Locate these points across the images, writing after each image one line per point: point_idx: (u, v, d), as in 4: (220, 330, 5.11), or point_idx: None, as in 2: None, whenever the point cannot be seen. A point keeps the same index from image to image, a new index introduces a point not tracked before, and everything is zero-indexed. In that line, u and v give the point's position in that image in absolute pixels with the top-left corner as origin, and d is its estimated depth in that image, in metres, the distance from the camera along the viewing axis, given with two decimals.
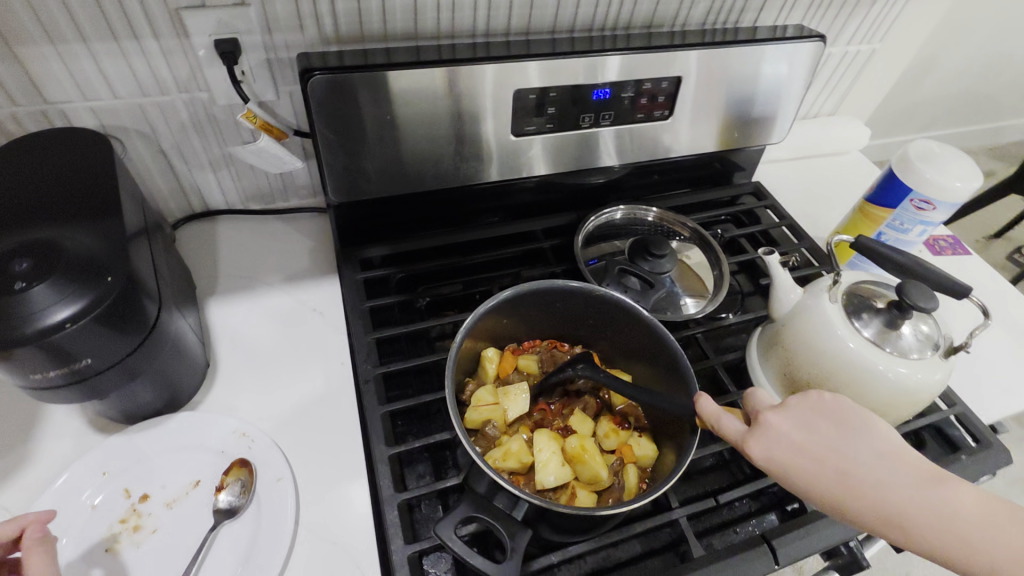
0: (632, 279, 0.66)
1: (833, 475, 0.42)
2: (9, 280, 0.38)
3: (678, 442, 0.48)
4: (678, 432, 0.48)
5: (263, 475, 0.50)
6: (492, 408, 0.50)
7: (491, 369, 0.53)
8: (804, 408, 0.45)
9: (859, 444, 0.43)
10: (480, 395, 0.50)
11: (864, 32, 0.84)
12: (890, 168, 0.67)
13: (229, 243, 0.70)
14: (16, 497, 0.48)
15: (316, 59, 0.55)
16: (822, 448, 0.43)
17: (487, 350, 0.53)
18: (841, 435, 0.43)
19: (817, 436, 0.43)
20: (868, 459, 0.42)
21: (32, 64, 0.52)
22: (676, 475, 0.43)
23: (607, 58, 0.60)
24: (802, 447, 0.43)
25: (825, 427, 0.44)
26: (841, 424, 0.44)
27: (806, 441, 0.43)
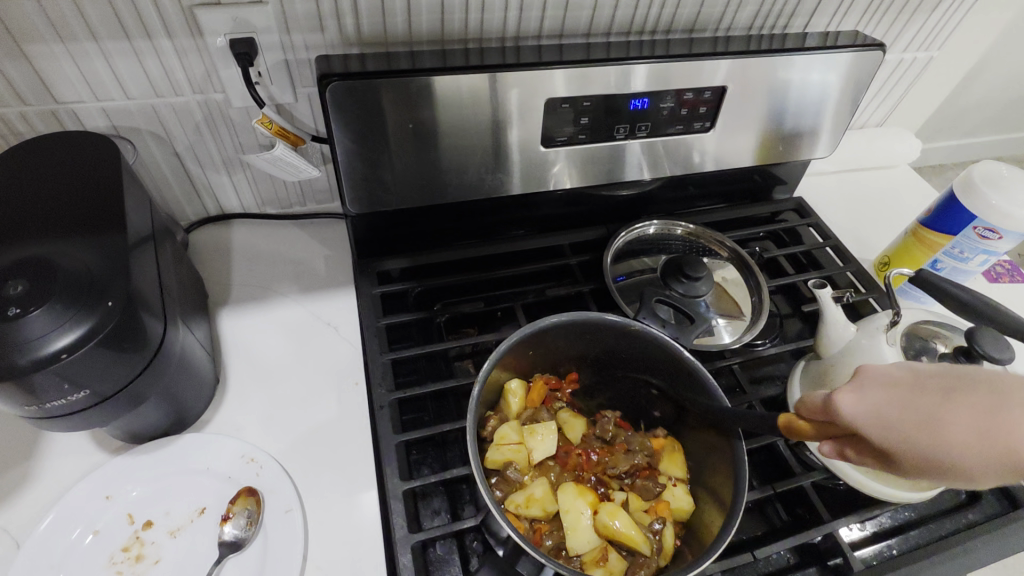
0: (664, 309, 0.61)
1: (877, 429, 0.33)
2: (2, 305, 0.35)
3: (720, 497, 0.44)
4: (721, 487, 0.45)
5: (271, 504, 0.48)
6: (515, 449, 0.47)
7: (515, 403, 0.49)
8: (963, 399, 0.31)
9: (941, 408, 0.32)
10: (503, 433, 0.47)
11: (923, 38, 0.78)
12: (951, 191, 0.62)
13: (244, 249, 0.67)
14: (17, 517, 0.46)
15: (337, 63, 0.52)
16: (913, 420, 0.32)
17: (512, 382, 0.50)
18: (945, 403, 0.32)
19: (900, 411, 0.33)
20: (925, 419, 0.31)
21: (40, 62, 0.50)
22: (719, 546, 0.39)
23: (647, 66, 0.56)
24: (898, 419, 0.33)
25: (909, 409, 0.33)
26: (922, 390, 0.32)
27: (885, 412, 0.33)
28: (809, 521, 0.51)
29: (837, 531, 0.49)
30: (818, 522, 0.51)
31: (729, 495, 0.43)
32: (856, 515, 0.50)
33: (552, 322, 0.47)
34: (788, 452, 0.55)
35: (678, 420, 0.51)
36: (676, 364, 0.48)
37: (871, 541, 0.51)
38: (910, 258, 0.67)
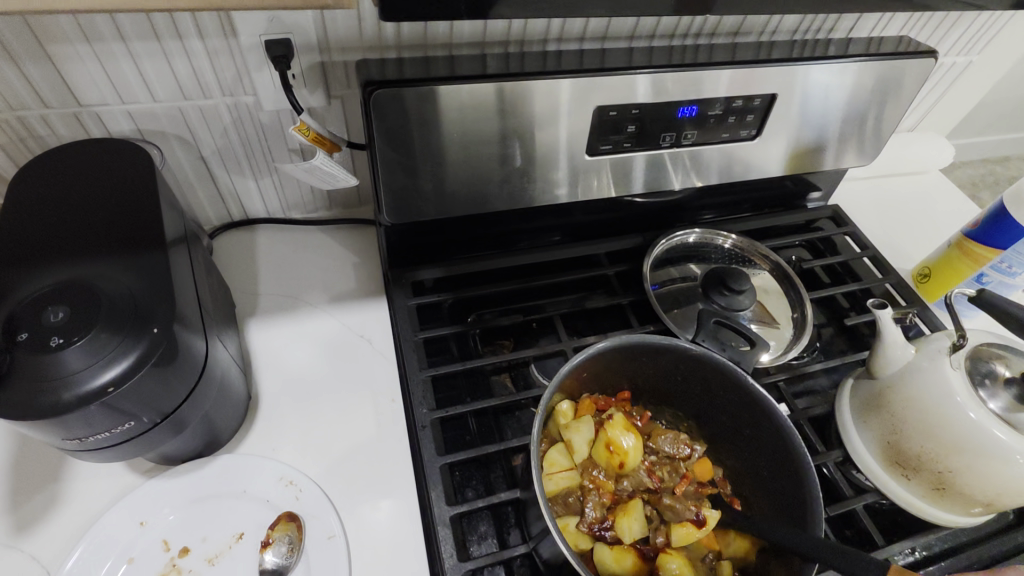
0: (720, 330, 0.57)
1: None
2: (44, 334, 0.34)
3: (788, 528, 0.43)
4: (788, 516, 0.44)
5: (313, 530, 0.46)
6: (567, 476, 0.46)
7: (565, 424, 0.47)
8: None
9: None
10: (553, 460, 0.46)
11: (964, 43, 0.76)
12: (1000, 204, 0.61)
13: (269, 256, 0.65)
14: (46, 544, 0.44)
15: (377, 68, 0.49)
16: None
17: (562, 403, 0.48)
18: None
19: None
20: None
21: (65, 64, 0.47)
22: None
23: (697, 73, 0.54)
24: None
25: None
26: None
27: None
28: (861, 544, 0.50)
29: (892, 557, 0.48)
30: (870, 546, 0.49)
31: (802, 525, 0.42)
32: (910, 539, 0.49)
33: (610, 344, 0.46)
34: (838, 475, 0.53)
35: (730, 443, 0.51)
36: (735, 388, 0.47)
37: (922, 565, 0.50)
38: (953, 270, 0.66)
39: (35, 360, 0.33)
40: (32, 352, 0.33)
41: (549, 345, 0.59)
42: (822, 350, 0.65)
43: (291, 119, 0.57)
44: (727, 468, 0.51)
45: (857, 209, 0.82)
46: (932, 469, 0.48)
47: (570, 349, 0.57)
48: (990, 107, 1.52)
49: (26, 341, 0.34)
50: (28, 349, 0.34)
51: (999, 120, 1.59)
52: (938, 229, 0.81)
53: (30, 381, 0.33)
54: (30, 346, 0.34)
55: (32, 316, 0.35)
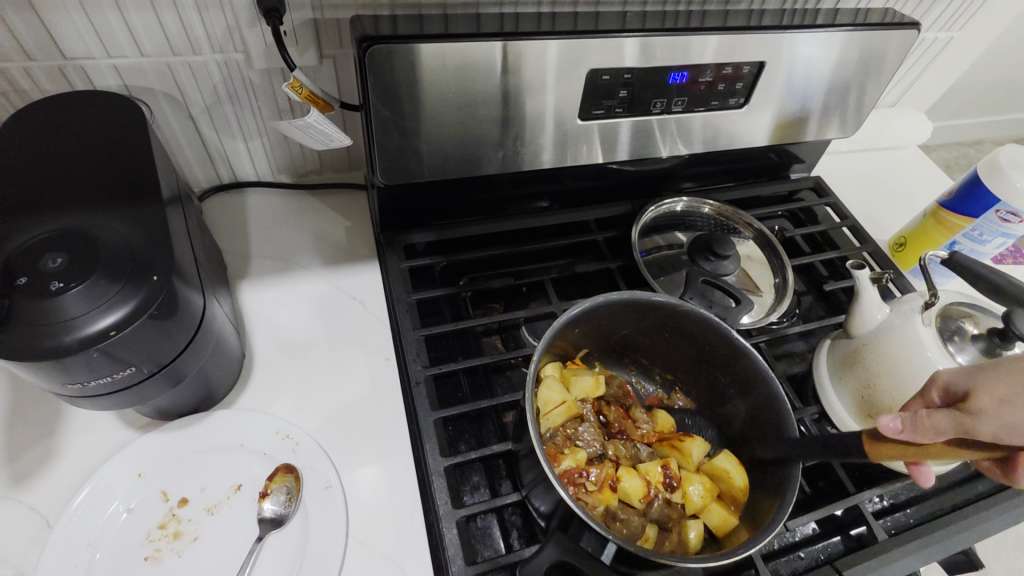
0: (714, 292, 0.61)
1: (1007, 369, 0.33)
2: (43, 280, 0.34)
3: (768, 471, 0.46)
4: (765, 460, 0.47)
5: (311, 482, 0.47)
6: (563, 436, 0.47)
7: (554, 386, 0.48)
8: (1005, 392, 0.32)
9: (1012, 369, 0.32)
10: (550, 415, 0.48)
11: (947, 18, 0.78)
12: (975, 174, 0.63)
13: (259, 218, 0.65)
14: (43, 496, 0.44)
15: (370, 24, 0.49)
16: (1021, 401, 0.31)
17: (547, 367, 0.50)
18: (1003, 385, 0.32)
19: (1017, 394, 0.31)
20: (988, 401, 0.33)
21: (49, 13, 0.46)
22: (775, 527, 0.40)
23: (690, 38, 0.55)
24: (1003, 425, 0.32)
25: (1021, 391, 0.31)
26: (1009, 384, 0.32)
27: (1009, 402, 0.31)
28: (833, 494, 0.53)
29: (863, 503, 0.51)
30: (842, 495, 0.52)
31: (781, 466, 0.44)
32: (880, 488, 0.52)
33: (605, 300, 0.47)
34: (814, 430, 0.56)
35: (722, 399, 0.53)
36: (720, 344, 0.49)
37: (890, 512, 0.53)
38: (927, 239, 0.69)
39: (34, 304, 0.33)
40: (31, 296, 0.34)
41: (540, 308, 0.60)
42: (801, 316, 0.68)
43: (282, 77, 0.57)
44: (718, 425, 0.54)
45: (838, 180, 0.84)
46: None
47: (559, 311, 0.58)
48: (968, 88, 1.55)
49: (25, 285, 0.34)
50: (27, 294, 0.34)
51: (976, 102, 1.63)
52: (914, 201, 0.83)
53: (29, 325, 0.33)
54: (29, 289, 0.34)
55: (30, 261, 0.35)
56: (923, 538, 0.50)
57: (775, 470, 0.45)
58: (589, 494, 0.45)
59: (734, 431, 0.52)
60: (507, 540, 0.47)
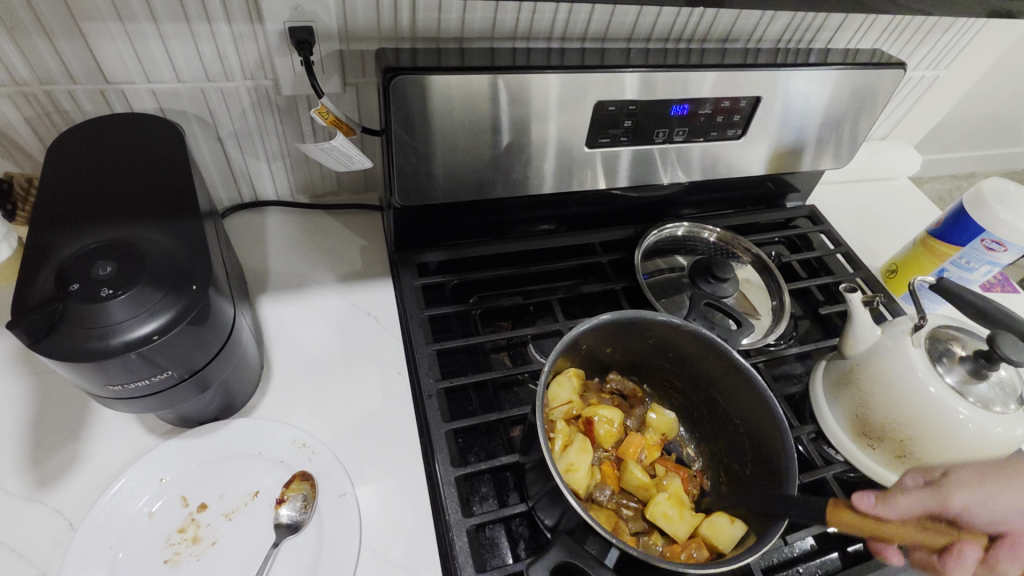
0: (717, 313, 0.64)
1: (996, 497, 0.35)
2: (93, 286, 0.37)
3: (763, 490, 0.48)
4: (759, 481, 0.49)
5: (326, 489, 0.48)
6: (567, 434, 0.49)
7: (563, 386, 0.52)
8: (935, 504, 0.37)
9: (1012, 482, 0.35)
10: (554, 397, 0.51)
11: (932, 58, 0.83)
12: (961, 205, 0.67)
13: (278, 236, 0.68)
14: (68, 498, 0.46)
15: (394, 57, 0.53)
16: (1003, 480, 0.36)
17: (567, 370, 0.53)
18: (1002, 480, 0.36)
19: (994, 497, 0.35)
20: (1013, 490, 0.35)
21: (97, 41, 0.49)
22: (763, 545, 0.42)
23: (691, 74, 0.59)
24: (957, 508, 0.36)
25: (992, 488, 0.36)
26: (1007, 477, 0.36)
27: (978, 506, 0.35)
28: None
29: None
30: None
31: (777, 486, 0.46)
32: None
33: (611, 317, 0.50)
34: (811, 448, 0.58)
35: (724, 423, 0.54)
36: (721, 363, 0.52)
37: None
38: (917, 266, 0.72)
39: (83, 308, 0.36)
40: (82, 301, 0.36)
41: (547, 325, 0.62)
42: (798, 338, 0.70)
43: (307, 103, 0.60)
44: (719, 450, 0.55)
45: (832, 209, 0.87)
46: (895, 438, 0.52)
47: (566, 329, 0.61)
48: (954, 125, 1.62)
49: (76, 290, 0.36)
50: (79, 298, 0.36)
51: (966, 137, 1.70)
52: (904, 231, 0.87)
53: (79, 328, 0.35)
54: (80, 294, 0.36)
55: (81, 268, 0.37)
56: None
57: (769, 489, 0.47)
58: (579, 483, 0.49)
59: (735, 458, 0.53)
60: (515, 550, 0.49)
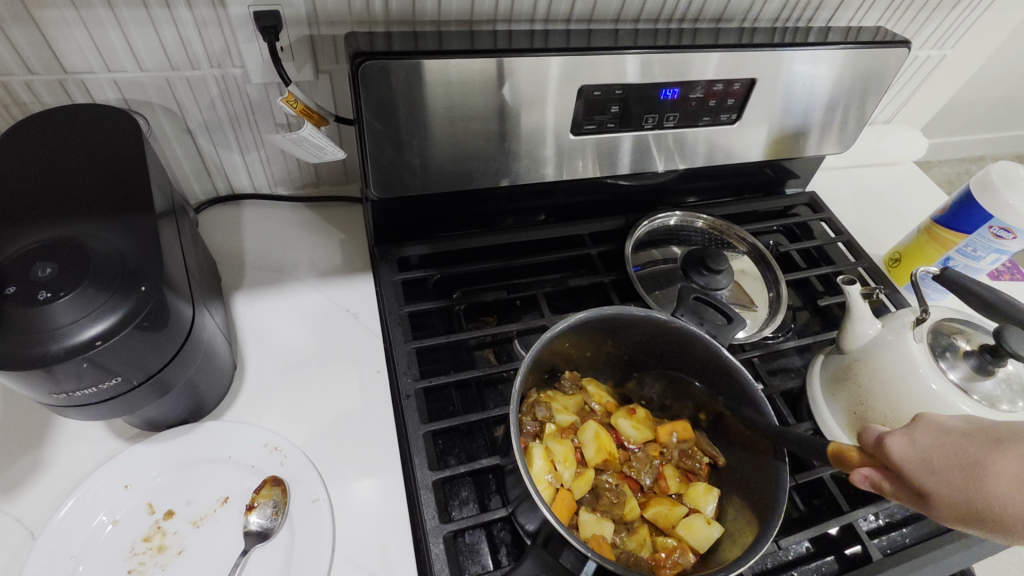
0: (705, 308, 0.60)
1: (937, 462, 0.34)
2: (33, 289, 0.35)
3: (757, 500, 0.45)
4: (752, 492, 0.47)
5: (297, 495, 0.47)
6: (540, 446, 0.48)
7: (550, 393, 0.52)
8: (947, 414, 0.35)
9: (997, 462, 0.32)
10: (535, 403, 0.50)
11: (940, 36, 0.79)
12: (967, 190, 0.63)
13: (255, 230, 0.65)
14: (30, 506, 0.44)
15: (365, 41, 0.50)
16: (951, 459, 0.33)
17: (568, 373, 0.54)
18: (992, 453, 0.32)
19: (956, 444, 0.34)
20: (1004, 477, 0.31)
21: (51, 28, 0.47)
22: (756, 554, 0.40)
23: (683, 56, 0.56)
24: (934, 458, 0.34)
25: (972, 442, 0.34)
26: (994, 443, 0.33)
27: (931, 461, 0.34)
28: (827, 512, 0.52)
29: (856, 521, 0.50)
30: (836, 512, 0.52)
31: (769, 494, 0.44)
32: (874, 506, 0.51)
33: (592, 315, 0.48)
34: (808, 446, 0.55)
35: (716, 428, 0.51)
36: (709, 362, 0.49)
37: (884, 531, 0.53)
38: (922, 255, 0.69)
39: (22, 313, 0.34)
40: (22, 305, 0.34)
41: (533, 321, 0.60)
42: (796, 331, 0.67)
43: (278, 91, 0.58)
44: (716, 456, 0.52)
45: (833, 195, 0.84)
46: None
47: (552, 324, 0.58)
48: (966, 106, 1.56)
49: (15, 293, 0.34)
50: (18, 302, 0.34)
51: (975, 119, 1.64)
52: (909, 217, 0.83)
53: (18, 332, 0.33)
54: (18, 298, 0.34)
55: (21, 270, 0.35)
56: (917, 559, 0.50)
57: (764, 497, 0.44)
58: (536, 456, 0.46)
59: (730, 467, 0.50)
60: (495, 557, 0.47)
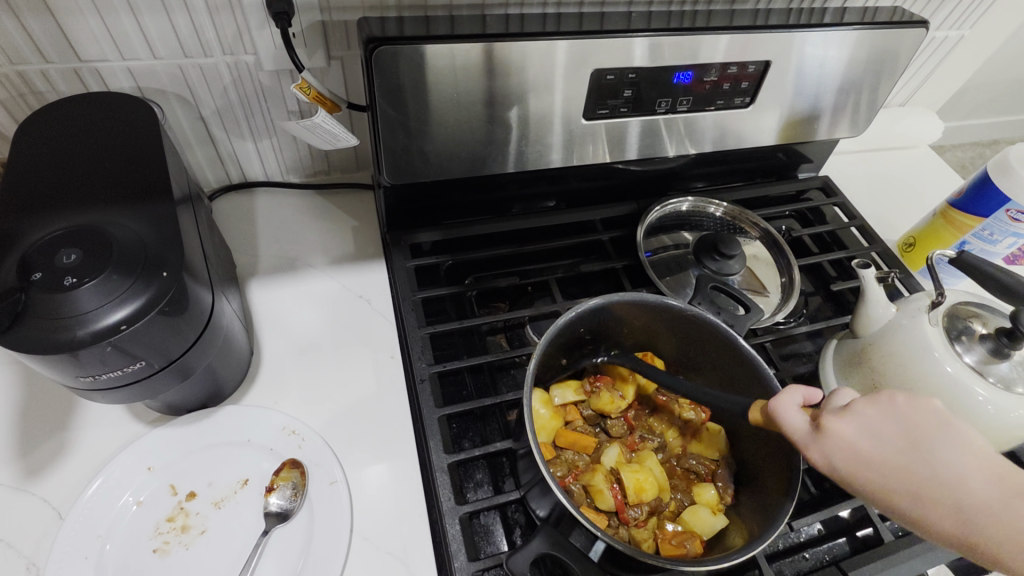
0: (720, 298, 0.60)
1: (894, 446, 0.34)
2: (56, 275, 0.35)
3: (770, 491, 0.45)
4: (763, 484, 0.47)
5: (315, 477, 0.47)
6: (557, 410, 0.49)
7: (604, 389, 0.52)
8: (881, 405, 0.35)
9: (946, 452, 0.33)
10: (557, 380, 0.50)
11: (958, 17, 0.77)
12: (984, 172, 0.63)
13: (268, 217, 0.66)
14: (57, 488, 0.45)
15: (377, 25, 0.50)
16: (885, 458, 0.34)
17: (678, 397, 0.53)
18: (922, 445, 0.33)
19: (888, 433, 0.34)
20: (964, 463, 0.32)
21: (65, 17, 0.47)
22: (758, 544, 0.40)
23: (697, 38, 0.55)
24: (904, 474, 0.33)
25: (898, 431, 0.34)
26: (911, 440, 0.33)
27: (874, 432, 0.34)
28: (838, 495, 0.53)
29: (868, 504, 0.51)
30: (848, 495, 0.52)
31: (783, 487, 0.43)
32: None
33: (606, 301, 0.48)
34: None
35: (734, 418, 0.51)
36: (725, 350, 0.49)
37: None
38: (937, 238, 0.68)
39: (47, 299, 0.34)
40: (46, 290, 0.35)
41: (545, 306, 0.60)
42: (808, 316, 0.67)
43: (291, 78, 0.58)
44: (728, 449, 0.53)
45: (847, 180, 0.83)
46: None
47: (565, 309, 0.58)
48: (982, 89, 1.54)
49: (39, 280, 0.35)
50: (43, 288, 0.35)
51: (990, 104, 1.62)
52: (924, 201, 0.83)
53: (43, 318, 0.34)
54: (42, 285, 0.35)
55: (45, 257, 0.36)
56: None
57: (775, 489, 0.44)
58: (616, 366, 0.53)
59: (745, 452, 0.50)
60: (509, 537, 0.47)
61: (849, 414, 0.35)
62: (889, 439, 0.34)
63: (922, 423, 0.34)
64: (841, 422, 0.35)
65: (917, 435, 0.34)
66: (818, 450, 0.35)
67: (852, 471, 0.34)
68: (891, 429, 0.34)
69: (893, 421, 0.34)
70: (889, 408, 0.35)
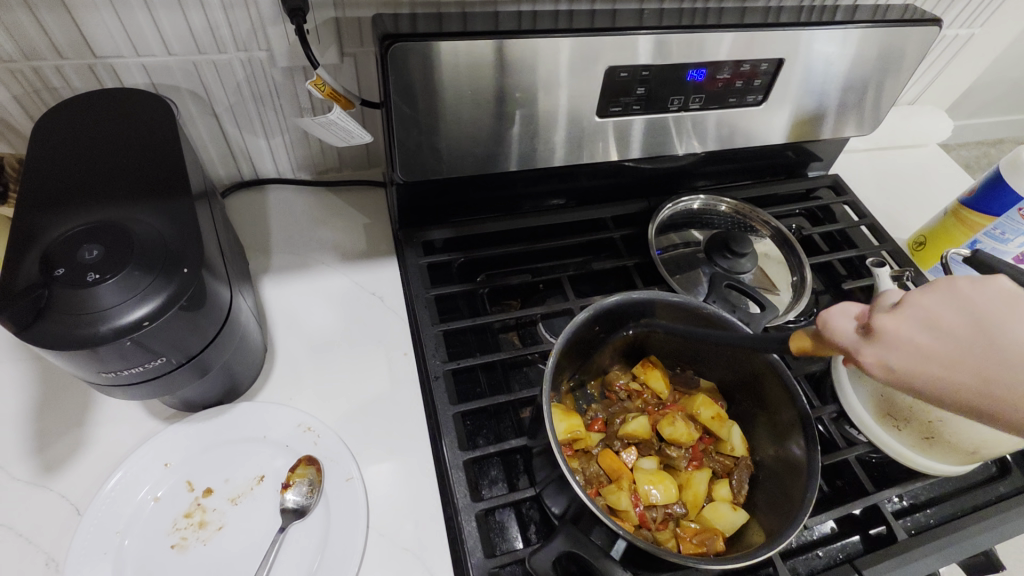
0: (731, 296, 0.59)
1: (945, 362, 0.28)
2: (79, 271, 0.35)
3: (787, 490, 0.46)
4: (780, 483, 0.47)
5: (331, 473, 0.47)
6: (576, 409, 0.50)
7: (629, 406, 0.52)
8: (941, 292, 0.29)
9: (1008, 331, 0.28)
10: None
11: (969, 16, 0.77)
12: (996, 171, 0.63)
13: (280, 214, 0.66)
14: (74, 484, 0.46)
15: (392, 22, 0.50)
16: (961, 349, 0.28)
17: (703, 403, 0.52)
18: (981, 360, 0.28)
19: (954, 323, 0.28)
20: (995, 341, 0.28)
21: (81, 12, 0.47)
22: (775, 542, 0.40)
23: (710, 36, 0.55)
24: (939, 348, 0.28)
25: (964, 326, 0.28)
26: (975, 329, 0.28)
27: (933, 321, 0.29)
28: (851, 493, 0.53)
29: (882, 503, 0.51)
30: (861, 493, 0.52)
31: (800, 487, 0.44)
32: (899, 488, 0.52)
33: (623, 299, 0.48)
34: (832, 430, 0.57)
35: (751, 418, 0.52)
36: (742, 349, 0.49)
37: (908, 513, 0.53)
38: (948, 237, 0.68)
39: (70, 295, 0.34)
40: (69, 286, 0.35)
41: (557, 304, 0.60)
42: (818, 314, 0.67)
43: (303, 75, 0.58)
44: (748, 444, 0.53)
45: (856, 178, 0.83)
46: (923, 418, 0.50)
47: (578, 307, 0.58)
48: (988, 88, 1.53)
49: (62, 276, 0.35)
50: (65, 284, 0.35)
51: (995, 103, 1.62)
52: (933, 200, 0.83)
53: (66, 314, 0.34)
54: (65, 281, 0.35)
55: (67, 253, 0.36)
56: (941, 539, 0.50)
57: (792, 488, 0.45)
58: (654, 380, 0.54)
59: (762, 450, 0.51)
60: (525, 534, 0.48)
61: (899, 310, 0.30)
62: (956, 329, 0.28)
63: (982, 307, 0.28)
64: (892, 320, 0.30)
65: (985, 333, 0.28)
66: (872, 354, 0.30)
67: (912, 371, 0.29)
68: (958, 316, 0.28)
69: (947, 312, 0.29)
70: (952, 299, 0.29)
